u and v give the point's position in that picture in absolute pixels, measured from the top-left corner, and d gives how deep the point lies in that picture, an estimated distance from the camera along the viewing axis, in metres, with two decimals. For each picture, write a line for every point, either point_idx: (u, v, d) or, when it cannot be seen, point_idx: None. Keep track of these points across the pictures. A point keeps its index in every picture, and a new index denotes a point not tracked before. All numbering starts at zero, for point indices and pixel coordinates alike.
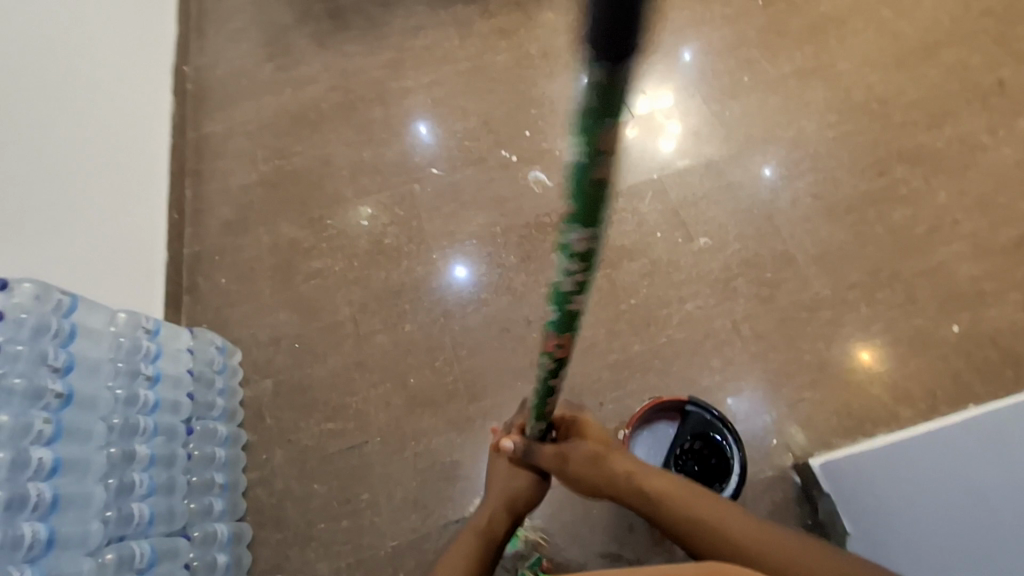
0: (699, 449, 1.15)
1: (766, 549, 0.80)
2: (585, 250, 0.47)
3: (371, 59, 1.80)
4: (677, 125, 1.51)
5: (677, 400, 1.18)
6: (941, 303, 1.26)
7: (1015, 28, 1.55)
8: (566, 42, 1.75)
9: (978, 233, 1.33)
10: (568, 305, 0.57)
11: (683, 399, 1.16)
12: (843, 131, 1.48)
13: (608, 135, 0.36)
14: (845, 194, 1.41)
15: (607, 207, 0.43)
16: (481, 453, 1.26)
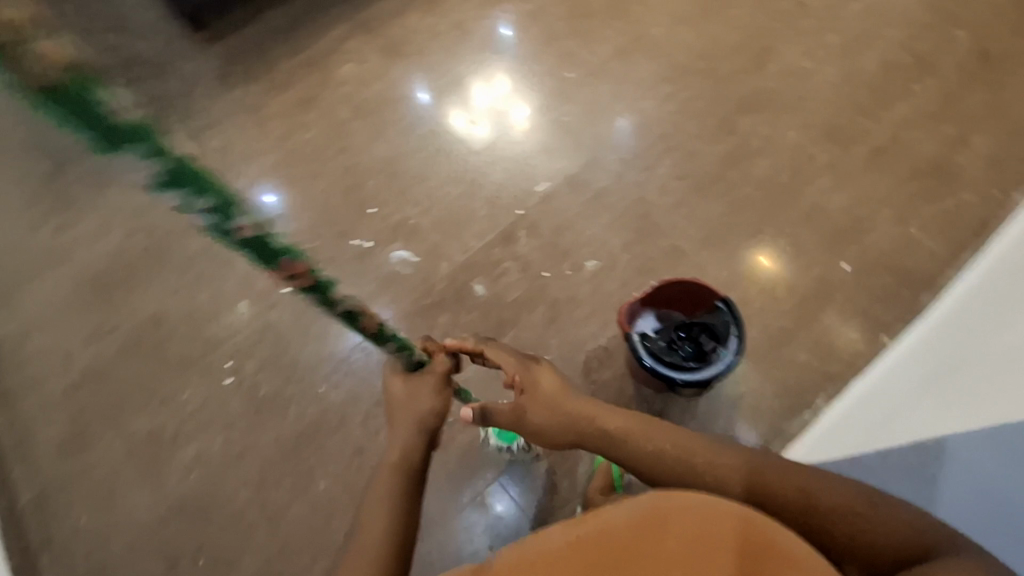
0: (699, 341, 1.10)
1: (735, 475, 0.77)
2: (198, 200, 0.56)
3: None
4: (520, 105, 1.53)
5: (712, 293, 1.11)
6: (828, 244, 1.27)
7: None
8: (378, 92, 1.60)
9: (835, 160, 1.35)
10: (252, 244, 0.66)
11: (718, 295, 1.10)
12: (680, 100, 1.46)
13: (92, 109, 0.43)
14: (705, 164, 1.38)
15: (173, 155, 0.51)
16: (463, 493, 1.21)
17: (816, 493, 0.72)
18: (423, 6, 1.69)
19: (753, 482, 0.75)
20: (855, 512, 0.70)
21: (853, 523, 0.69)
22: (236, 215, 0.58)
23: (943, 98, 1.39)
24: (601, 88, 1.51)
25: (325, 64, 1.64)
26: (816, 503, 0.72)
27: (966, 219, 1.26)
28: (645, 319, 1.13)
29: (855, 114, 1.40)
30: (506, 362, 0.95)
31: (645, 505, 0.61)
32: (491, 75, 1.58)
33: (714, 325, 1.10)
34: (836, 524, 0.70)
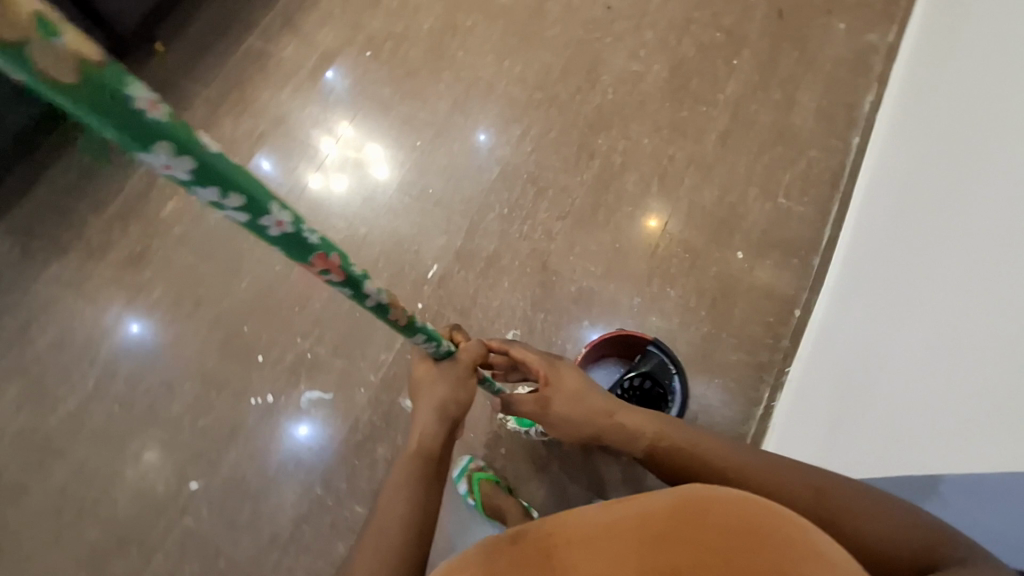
0: (644, 390, 1.15)
1: (753, 478, 0.75)
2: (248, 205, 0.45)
3: None
4: (374, 148, 1.47)
5: (641, 338, 1.17)
6: (717, 238, 1.31)
7: None
8: (216, 218, 1.38)
9: (693, 154, 1.39)
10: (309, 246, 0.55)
11: (647, 338, 1.16)
12: (533, 136, 1.44)
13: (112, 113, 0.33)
14: (581, 196, 1.37)
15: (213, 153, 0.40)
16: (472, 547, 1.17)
17: (831, 492, 0.70)
18: (235, 111, 1.52)
19: (769, 482, 0.74)
20: (868, 507, 0.68)
21: (864, 521, 0.67)
22: (280, 211, 0.48)
23: (762, 65, 1.48)
24: (454, 147, 1.44)
25: (141, 207, 1.41)
26: (829, 505, 0.69)
27: (820, 175, 1.35)
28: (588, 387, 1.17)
29: (694, 102, 1.45)
30: (529, 357, 0.96)
31: (681, 493, 0.62)
32: (335, 125, 1.50)
33: (657, 371, 1.14)
34: (847, 521, 0.67)
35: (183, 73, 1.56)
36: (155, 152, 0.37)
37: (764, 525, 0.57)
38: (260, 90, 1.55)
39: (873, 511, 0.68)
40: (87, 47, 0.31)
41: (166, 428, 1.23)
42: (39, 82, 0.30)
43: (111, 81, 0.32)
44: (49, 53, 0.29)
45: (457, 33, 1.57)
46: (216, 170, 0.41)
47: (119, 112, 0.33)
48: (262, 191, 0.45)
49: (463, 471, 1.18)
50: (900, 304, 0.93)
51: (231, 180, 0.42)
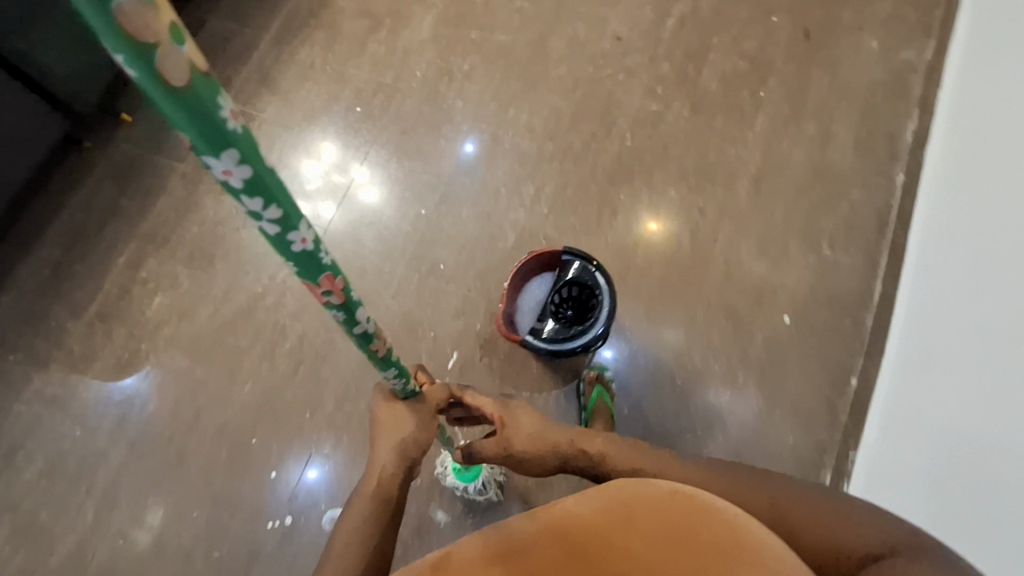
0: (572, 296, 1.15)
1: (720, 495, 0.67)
2: (286, 221, 0.47)
3: None
4: (363, 172, 1.37)
5: (551, 252, 1.16)
6: (758, 301, 1.20)
7: None
8: (209, 314, 1.26)
9: (725, 204, 1.27)
10: (321, 271, 0.55)
11: (558, 250, 1.15)
12: (550, 194, 1.31)
13: (202, 125, 0.37)
14: (605, 261, 1.25)
15: (270, 169, 0.43)
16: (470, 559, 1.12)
17: (795, 503, 0.63)
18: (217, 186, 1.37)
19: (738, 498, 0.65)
20: (836, 521, 0.60)
21: (826, 531, 0.60)
22: (308, 229, 0.49)
23: (791, 96, 1.36)
24: (462, 212, 1.31)
25: (124, 308, 1.27)
26: (797, 517, 0.62)
27: (866, 221, 1.24)
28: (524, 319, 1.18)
29: (720, 142, 1.32)
30: (481, 401, 0.81)
31: (606, 492, 0.62)
32: (319, 149, 1.40)
33: (577, 278, 1.14)
34: (810, 533, 0.60)
35: (156, 147, 1.41)
36: (221, 158, 0.39)
37: (700, 519, 0.58)
38: None
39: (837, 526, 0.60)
40: (205, 67, 0.36)
41: (175, 562, 1.11)
42: (153, 81, 0.33)
43: (212, 95, 0.36)
44: (172, 59, 0.33)
45: (453, 79, 1.43)
46: (266, 185, 0.44)
47: (208, 118, 0.37)
48: (297, 210, 0.48)
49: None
50: (1004, 342, 0.87)
51: (278, 198, 0.45)
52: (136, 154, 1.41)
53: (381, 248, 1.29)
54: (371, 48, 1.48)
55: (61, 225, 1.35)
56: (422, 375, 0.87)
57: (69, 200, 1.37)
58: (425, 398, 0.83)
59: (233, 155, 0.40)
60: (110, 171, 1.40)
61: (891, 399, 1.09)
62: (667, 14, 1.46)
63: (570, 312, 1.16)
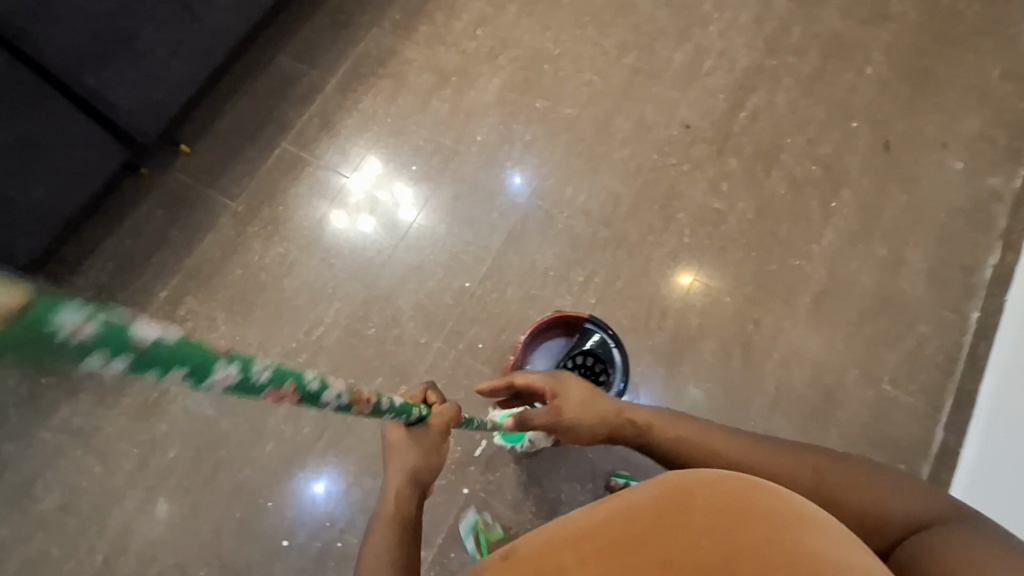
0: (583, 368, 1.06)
1: (760, 463, 0.74)
2: (192, 371, 0.43)
3: None
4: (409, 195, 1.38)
5: (576, 317, 1.07)
6: (804, 430, 1.14)
7: (655, 68, 1.46)
8: (241, 362, 1.24)
9: (782, 319, 1.21)
10: (257, 385, 0.51)
11: (582, 316, 1.05)
12: (599, 283, 1.27)
13: (42, 353, 0.33)
14: (649, 363, 1.20)
15: (148, 339, 0.39)
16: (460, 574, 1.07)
17: (833, 468, 0.72)
18: (266, 230, 1.36)
19: (780, 466, 0.73)
20: (868, 484, 0.69)
21: (860, 493, 0.69)
22: (221, 368, 0.45)
23: (863, 211, 1.30)
24: (507, 292, 1.27)
25: None
26: (834, 478, 0.70)
27: (930, 359, 1.17)
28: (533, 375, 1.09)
29: (782, 251, 1.27)
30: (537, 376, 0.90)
31: (655, 486, 0.55)
32: (360, 159, 1.43)
33: (594, 350, 1.05)
34: (847, 495, 0.69)
35: (211, 180, 1.42)
36: (82, 359, 0.36)
37: (756, 501, 0.51)
38: (294, 206, 1.39)
39: (869, 492, 0.68)
40: (17, 296, 0.31)
41: None
42: None
43: (44, 312, 0.32)
44: None
45: (514, 147, 1.41)
46: (154, 353, 0.40)
47: (44, 342, 0.33)
48: (204, 353, 0.43)
49: (470, 528, 1.08)
50: None
51: (168, 359, 0.41)
52: (191, 185, 1.41)
53: (420, 315, 1.26)
54: (435, 105, 1.46)
55: (110, 249, 1.36)
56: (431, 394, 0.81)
57: (121, 224, 1.38)
58: (431, 424, 0.77)
59: (89, 357, 0.36)
60: (163, 199, 1.40)
61: (982, 448, 1.07)
62: (740, 106, 1.41)
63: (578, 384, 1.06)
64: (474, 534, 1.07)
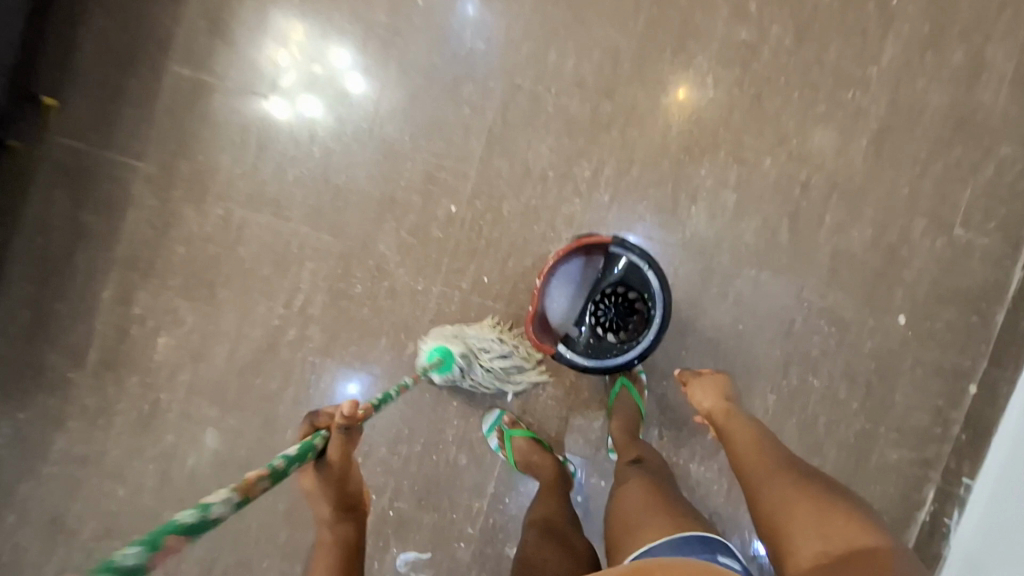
0: (615, 300, 0.88)
1: (743, 450, 0.81)
2: None
3: None
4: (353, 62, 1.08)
5: (598, 241, 0.86)
6: (868, 300, 1.00)
7: None
8: (225, 353, 1.09)
9: (834, 175, 1.01)
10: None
11: (606, 238, 0.85)
12: (610, 175, 1.04)
13: None
14: (684, 260, 1.02)
15: None
16: (522, 507, 1.05)
17: (812, 488, 0.72)
18: (195, 192, 1.10)
19: (764, 461, 0.78)
20: (826, 516, 0.67)
21: (807, 514, 0.68)
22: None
23: (935, 5, 0.99)
24: (503, 210, 1.05)
25: (127, 353, 1.10)
26: (793, 499, 0.70)
27: (1012, 188, 0.99)
28: (557, 317, 0.90)
29: (832, 84, 1.01)
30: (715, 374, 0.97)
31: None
32: (288, 32, 1.09)
33: (627, 278, 0.86)
34: (803, 518, 0.68)
35: (103, 138, 1.11)
36: None
37: None
38: (217, 151, 1.10)
39: (815, 513, 0.68)
40: None
41: None
42: None
43: None
44: None
45: (470, 8, 1.06)
46: None
47: None
48: None
49: (492, 426, 1.03)
50: None
51: None
52: (80, 150, 1.11)
53: (407, 258, 1.07)
54: None
55: (21, 253, 1.11)
56: (324, 418, 0.72)
57: (19, 220, 1.11)
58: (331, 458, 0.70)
59: None
60: (55, 176, 1.11)
61: None
62: None
63: (609, 319, 0.88)
64: (497, 431, 1.03)
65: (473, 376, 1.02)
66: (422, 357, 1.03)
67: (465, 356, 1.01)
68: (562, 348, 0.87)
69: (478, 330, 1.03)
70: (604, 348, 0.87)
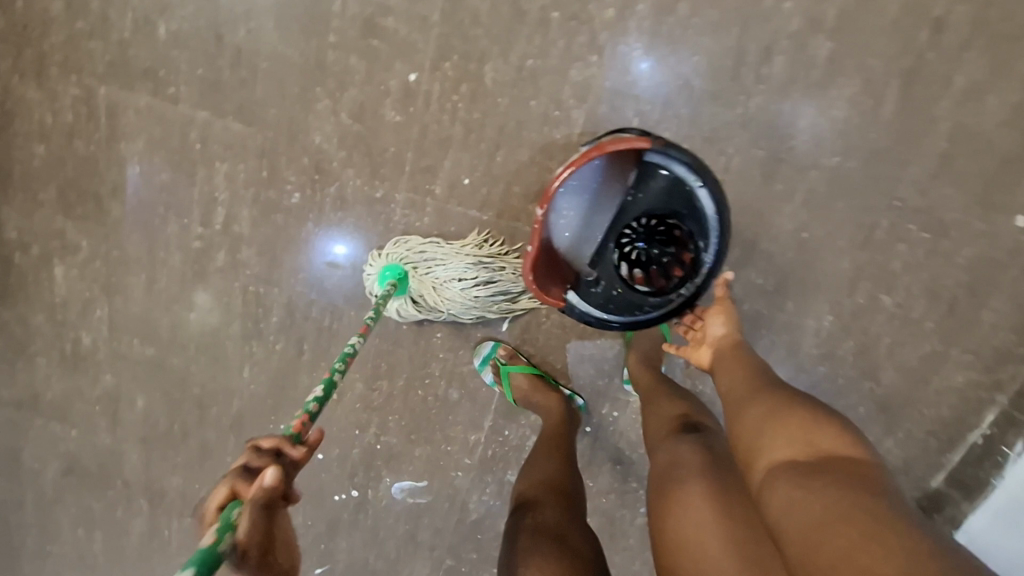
0: (649, 232, 0.63)
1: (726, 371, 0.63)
2: None
3: (34, 548, 1.04)
4: None
5: (631, 146, 0.58)
6: (982, 192, 0.74)
7: None
8: (145, 282, 0.86)
9: (976, 8, 0.68)
10: None
11: (645, 142, 0.57)
12: (643, 17, 0.70)
13: None
14: (741, 142, 0.73)
15: None
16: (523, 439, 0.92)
17: (796, 403, 0.53)
18: (29, 61, 0.75)
19: (750, 382, 0.59)
20: (805, 437, 0.49)
21: (788, 432, 0.50)
22: None
23: None
24: (485, 77, 0.72)
25: (21, 286, 0.88)
26: (777, 416, 0.52)
27: None
28: (565, 252, 0.65)
29: None
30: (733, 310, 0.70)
31: None
32: None
33: (669, 203, 0.61)
34: (774, 439, 0.51)
35: None
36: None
37: None
38: None
39: (800, 431, 0.49)
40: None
41: None
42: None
43: None
44: None
45: None
46: None
47: None
48: None
49: (486, 360, 0.86)
50: None
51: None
52: None
53: (353, 150, 0.76)
54: None
55: None
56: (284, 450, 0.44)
57: None
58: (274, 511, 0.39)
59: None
60: None
61: None
62: None
63: (640, 257, 0.64)
64: (492, 365, 0.86)
65: (440, 305, 0.79)
66: (371, 287, 0.80)
67: (425, 282, 0.78)
68: (574, 298, 0.66)
69: (441, 247, 0.78)
70: (631, 298, 0.65)
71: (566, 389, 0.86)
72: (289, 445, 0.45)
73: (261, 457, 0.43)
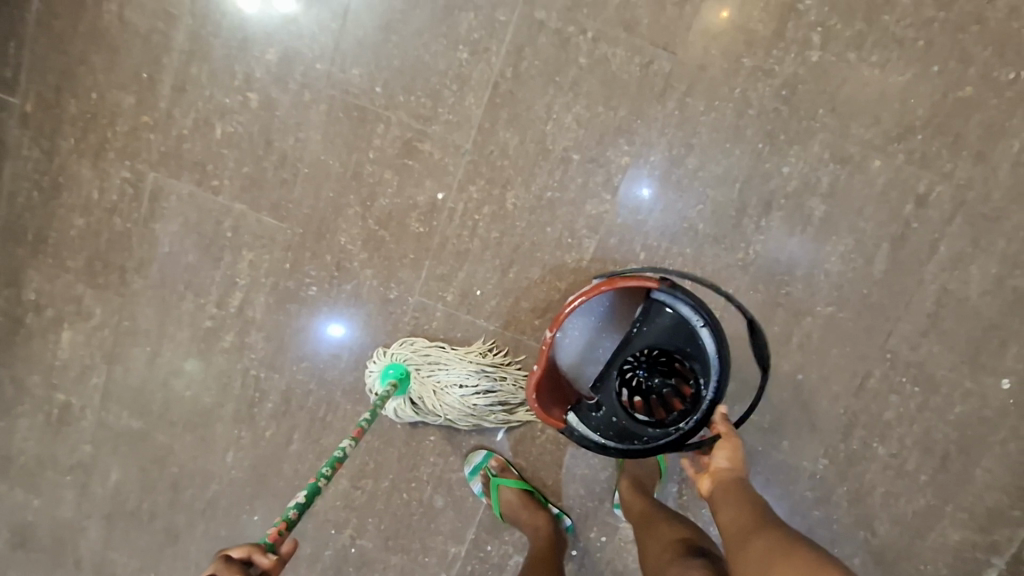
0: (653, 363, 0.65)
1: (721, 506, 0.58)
2: None
3: None
4: None
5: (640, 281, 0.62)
6: (971, 355, 0.77)
7: None
8: (149, 354, 0.87)
9: (959, 192, 0.74)
10: None
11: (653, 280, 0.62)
12: (654, 165, 0.77)
13: None
14: (740, 284, 0.77)
15: None
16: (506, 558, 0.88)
17: (784, 529, 0.51)
18: (89, 144, 0.81)
19: (753, 518, 0.54)
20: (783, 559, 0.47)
21: (769, 555, 0.48)
22: None
23: None
24: (507, 201, 0.78)
25: (25, 346, 0.88)
26: (760, 540, 0.50)
27: None
28: None
29: (977, 64, 0.72)
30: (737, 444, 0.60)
31: None
32: None
33: (673, 338, 0.64)
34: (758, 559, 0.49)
35: None
36: None
37: None
38: (118, 88, 0.80)
39: (802, 570, 0.44)
40: None
41: None
42: None
43: None
44: None
45: None
46: None
47: None
48: None
49: (477, 469, 0.85)
50: None
51: None
52: None
53: (375, 252, 0.81)
54: None
55: None
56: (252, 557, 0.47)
57: None
58: None
59: None
60: None
61: None
62: None
63: (642, 387, 0.66)
64: (483, 475, 0.84)
65: (438, 410, 0.79)
66: (371, 383, 0.80)
67: (425, 384, 0.79)
68: (574, 420, 0.66)
69: (447, 352, 0.79)
70: (631, 427, 0.65)
71: (555, 507, 0.85)
72: (258, 554, 0.48)
73: (230, 566, 0.46)
